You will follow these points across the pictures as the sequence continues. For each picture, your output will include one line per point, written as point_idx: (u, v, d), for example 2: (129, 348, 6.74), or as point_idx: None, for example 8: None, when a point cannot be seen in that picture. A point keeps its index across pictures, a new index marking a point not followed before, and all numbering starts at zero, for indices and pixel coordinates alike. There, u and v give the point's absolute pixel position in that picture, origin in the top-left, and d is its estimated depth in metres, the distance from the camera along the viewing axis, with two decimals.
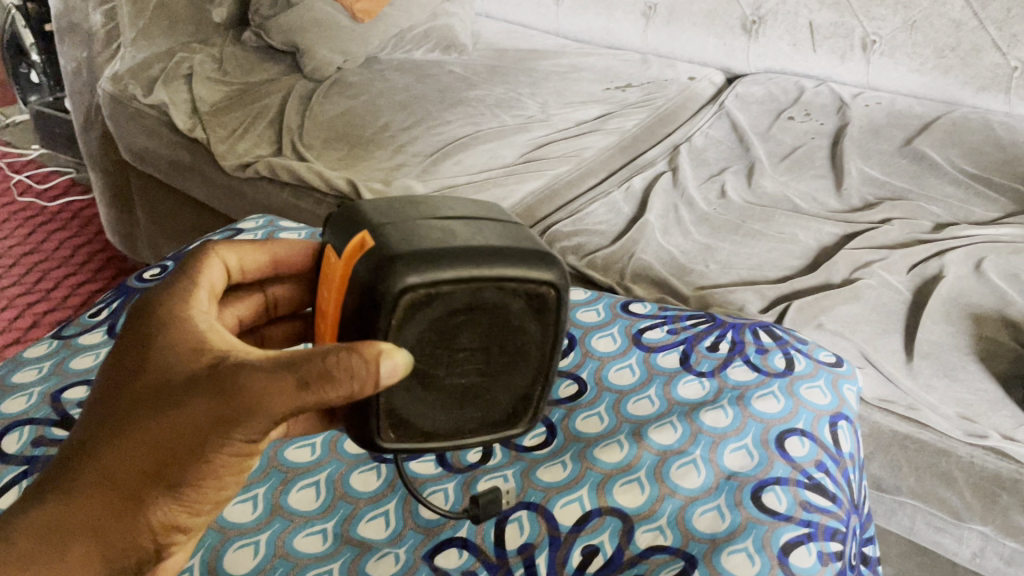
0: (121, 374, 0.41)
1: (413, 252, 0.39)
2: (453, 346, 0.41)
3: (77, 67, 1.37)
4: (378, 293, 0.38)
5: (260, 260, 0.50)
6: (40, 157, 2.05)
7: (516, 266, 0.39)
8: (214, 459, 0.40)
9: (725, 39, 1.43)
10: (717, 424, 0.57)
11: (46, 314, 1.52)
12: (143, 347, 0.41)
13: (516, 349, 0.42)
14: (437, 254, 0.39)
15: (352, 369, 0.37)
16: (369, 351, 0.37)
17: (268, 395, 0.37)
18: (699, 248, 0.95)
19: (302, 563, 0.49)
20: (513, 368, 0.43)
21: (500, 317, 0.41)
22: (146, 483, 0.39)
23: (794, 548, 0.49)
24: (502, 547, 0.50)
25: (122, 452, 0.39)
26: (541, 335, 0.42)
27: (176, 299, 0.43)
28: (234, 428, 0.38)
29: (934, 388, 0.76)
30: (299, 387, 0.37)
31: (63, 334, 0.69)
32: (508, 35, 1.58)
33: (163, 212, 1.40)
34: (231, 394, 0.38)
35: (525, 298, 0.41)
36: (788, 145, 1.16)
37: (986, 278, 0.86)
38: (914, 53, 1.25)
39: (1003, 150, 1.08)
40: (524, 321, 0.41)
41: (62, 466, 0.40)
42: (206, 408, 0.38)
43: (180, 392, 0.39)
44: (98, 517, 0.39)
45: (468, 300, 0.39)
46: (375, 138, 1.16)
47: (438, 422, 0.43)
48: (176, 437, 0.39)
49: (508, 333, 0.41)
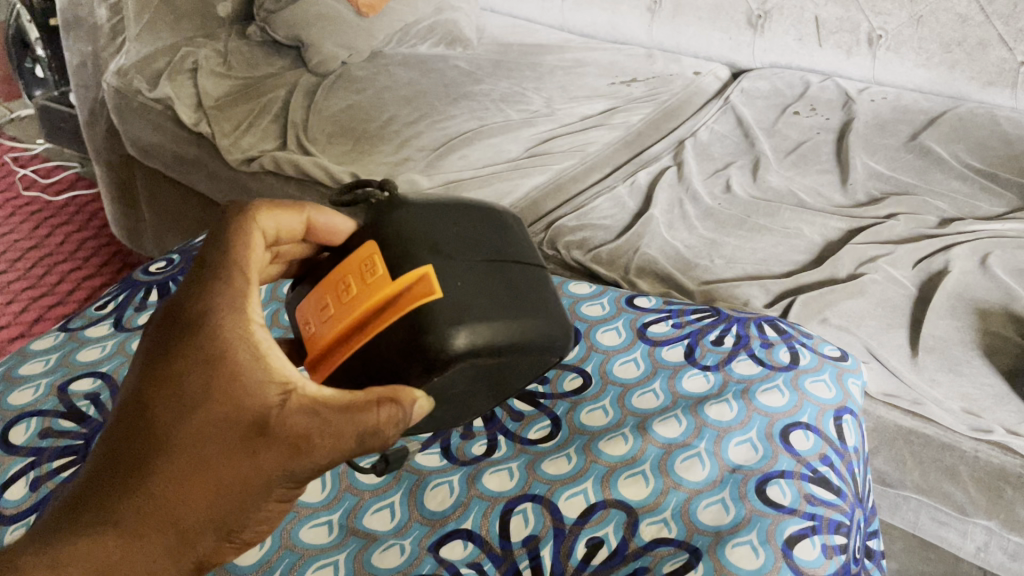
0: (175, 402, 0.41)
1: (475, 324, 0.42)
2: (458, 381, 0.45)
3: (82, 61, 1.36)
4: (433, 355, 0.42)
5: (295, 227, 0.48)
6: (45, 152, 2.05)
7: (545, 346, 0.45)
8: (265, 503, 0.41)
9: (730, 33, 1.43)
10: (722, 417, 0.57)
11: (52, 308, 1.52)
12: (198, 376, 0.41)
13: (505, 381, 0.47)
14: (493, 325, 0.43)
15: (401, 419, 0.40)
16: (408, 398, 0.40)
17: (329, 445, 0.39)
18: (704, 242, 0.95)
19: (309, 554, 0.49)
20: (491, 391, 0.48)
21: (507, 367, 0.46)
22: (200, 525, 0.40)
23: (798, 540, 0.49)
24: (507, 539, 0.50)
25: (181, 492, 0.40)
26: (528, 377, 0.48)
27: (230, 315, 0.42)
28: (293, 475, 0.40)
29: (939, 382, 0.76)
30: (360, 438, 0.39)
31: (69, 327, 0.69)
32: (513, 30, 1.58)
33: (168, 206, 1.40)
34: (293, 440, 0.39)
35: (535, 361, 0.46)
36: (794, 140, 1.16)
37: (991, 272, 0.86)
38: (920, 47, 1.24)
39: (1009, 145, 1.08)
40: (523, 369, 0.47)
41: (119, 498, 0.40)
42: (268, 455, 0.39)
43: (242, 433, 0.40)
44: (153, 556, 0.40)
45: (497, 361, 0.44)
46: (380, 132, 1.16)
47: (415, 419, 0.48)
48: (235, 480, 0.40)
49: (504, 373, 0.47)
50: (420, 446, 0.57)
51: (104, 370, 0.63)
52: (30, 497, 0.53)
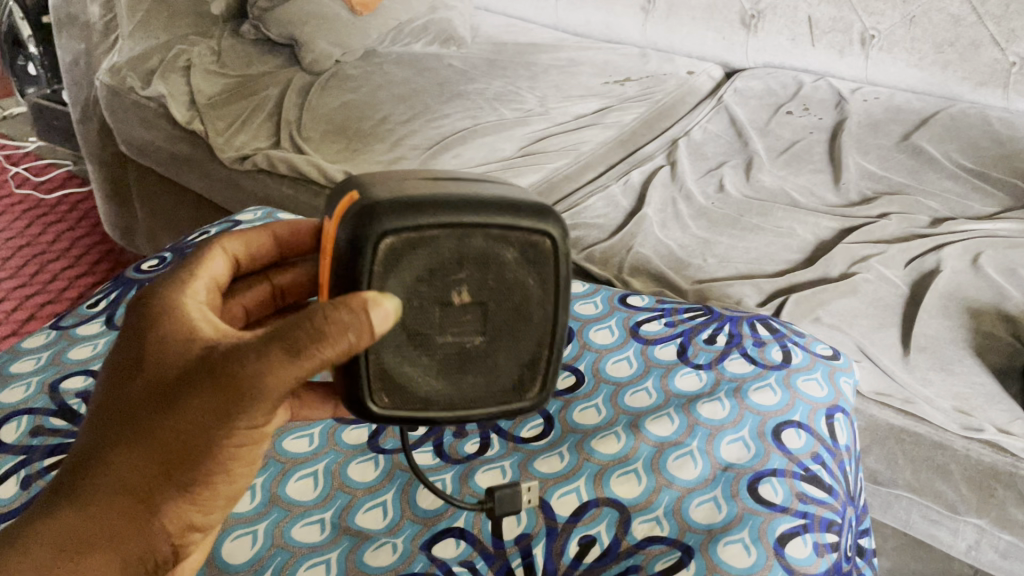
0: (121, 374, 0.41)
1: (394, 199, 0.39)
2: (444, 299, 0.40)
3: (75, 59, 1.37)
4: (355, 242, 0.38)
5: (264, 240, 0.50)
6: (38, 149, 2.05)
7: (505, 212, 0.39)
8: (217, 454, 0.39)
9: (723, 33, 1.43)
10: (714, 416, 0.57)
11: (44, 306, 1.52)
12: (137, 341, 0.41)
13: (516, 304, 0.41)
14: (419, 199, 0.39)
15: (342, 324, 0.36)
16: (356, 304, 0.36)
17: (261, 371, 0.36)
18: (697, 241, 0.95)
19: (301, 552, 0.49)
20: (515, 331, 0.42)
21: (493, 268, 0.40)
22: (156, 485, 0.40)
23: (790, 539, 0.50)
24: (499, 538, 0.50)
25: (132, 453, 0.39)
26: (540, 290, 0.42)
27: (172, 287, 0.43)
28: (235, 417, 0.38)
29: (931, 381, 0.76)
30: (288, 356, 0.36)
31: (61, 324, 0.69)
32: (507, 29, 1.58)
33: (160, 204, 1.40)
34: (226, 375, 0.37)
35: (519, 247, 0.40)
36: (787, 139, 1.16)
37: (983, 272, 0.87)
38: (913, 48, 1.25)
39: (1001, 145, 1.08)
40: (519, 273, 0.41)
41: (71, 473, 0.40)
42: (207, 400, 0.38)
43: (177, 387, 0.39)
44: (114, 523, 0.40)
45: (456, 248, 0.39)
46: (373, 131, 1.16)
47: (432, 389, 0.42)
48: (179, 435, 0.39)
49: (503, 287, 0.41)
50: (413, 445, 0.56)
51: (97, 368, 0.62)
52: (21, 495, 0.53)
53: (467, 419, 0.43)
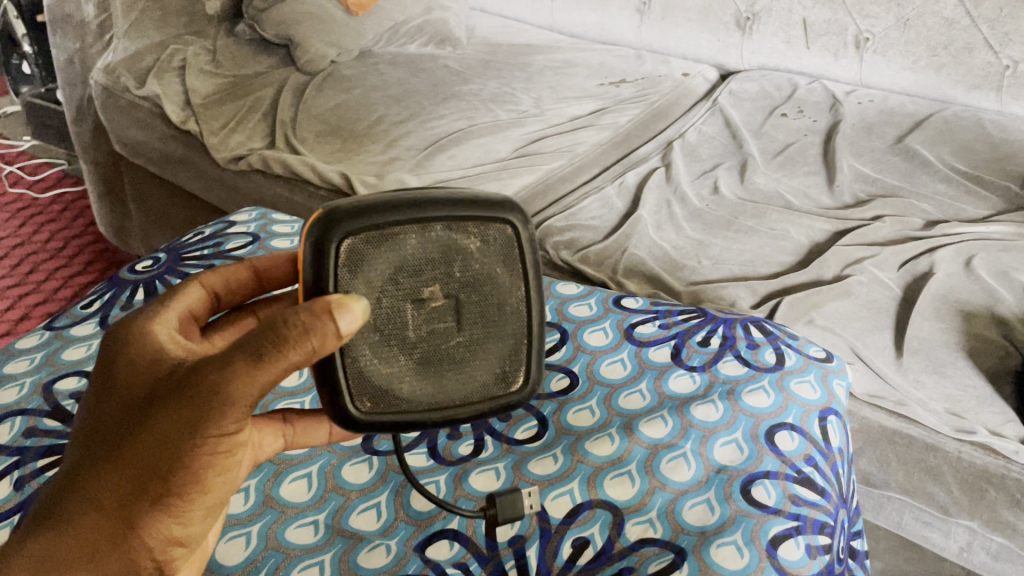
0: (99, 396, 0.41)
1: (350, 205, 0.40)
2: (414, 296, 0.40)
3: (70, 58, 1.37)
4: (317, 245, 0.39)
5: (243, 275, 0.49)
6: (32, 148, 2.04)
7: (461, 204, 0.41)
8: (190, 467, 0.39)
9: (719, 35, 1.44)
10: (707, 418, 0.57)
11: (37, 306, 1.51)
12: (110, 364, 0.41)
13: (488, 295, 0.42)
14: (375, 202, 0.40)
15: (304, 327, 0.35)
16: (320, 308, 0.36)
17: (228, 380, 0.36)
18: (691, 243, 0.95)
19: (295, 554, 0.49)
20: (490, 325, 0.42)
21: (458, 261, 0.41)
22: (134, 501, 0.40)
23: (782, 540, 0.50)
24: (493, 539, 0.50)
25: (108, 470, 0.39)
26: (510, 279, 0.42)
27: (145, 316, 0.43)
28: (204, 428, 0.38)
29: (923, 384, 0.76)
30: (252, 364, 0.36)
31: (55, 325, 0.68)
32: (503, 30, 1.58)
33: (154, 203, 1.40)
34: (195, 387, 0.37)
35: (480, 238, 0.41)
36: (781, 142, 1.16)
37: (975, 275, 0.87)
38: (907, 50, 1.25)
39: (995, 148, 1.09)
40: (486, 264, 0.41)
41: (56, 496, 0.40)
42: (176, 413, 0.38)
43: (148, 404, 0.39)
44: (94, 538, 0.40)
45: (417, 243, 0.40)
46: (368, 131, 1.16)
47: (413, 389, 0.41)
48: (151, 449, 0.39)
49: (472, 280, 0.41)
50: (407, 447, 0.56)
51: (91, 369, 0.62)
52: (14, 496, 0.53)
53: (454, 419, 0.42)
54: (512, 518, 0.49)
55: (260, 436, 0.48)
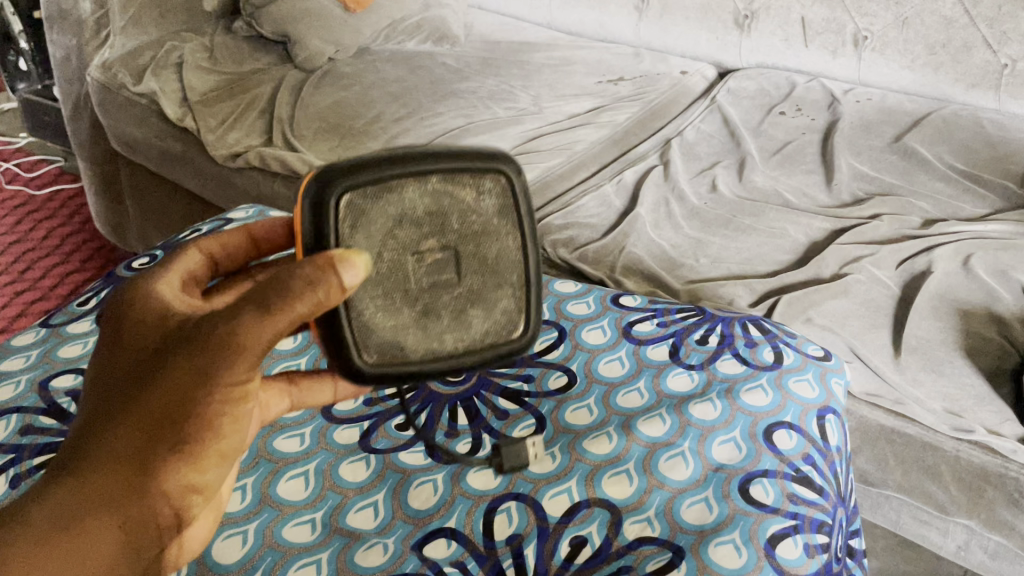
0: (110, 353, 0.41)
1: (346, 161, 0.40)
2: (414, 249, 0.40)
3: (66, 55, 1.36)
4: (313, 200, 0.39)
5: (239, 239, 0.49)
6: (28, 145, 2.04)
7: (459, 156, 0.41)
8: (205, 414, 0.39)
9: (717, 33, 1.44)
10: (705, 417, 0.57)
11: (34, 303, 1.51)
12: (118, 323, 0.41)
13: (487, 246, 0.42)
14: (370, 157, 0.40)
15: (309, 279, 0.36)
16: (325, 262, 0.36)
17: (238, 330, 0.36)
18: (690, 241, 0.95)
19: (292, 552, 0.49)
20: (489, 275, 0.42)
21: (457, 213, 0.41)
22: (149, 452, 0.39)
23: (780, 539, 0.50)
24: (491, 538, 0.50)
25: (121, 422, 0.39)
26: (506, 230, 0.43)
27: (151, 275, 0.43)
28: (217, 375, 0.38)
29: (921, 382, 0.76)
30: (262, 313, 0.36)
31: (51, 322, 0.68)
32: (501, 27, 1.57)
33: (151, 200, 1.39)
34: (205, 337, 0.37)
35: (476, 189, 0.42)
36: (779, 140, 1.16)
37: (974, 274, 0.87)
38: (905, 49, 1.25)
39: (993, 147, 1.09)
40: (483, 215, 0.42)
41: (72, 450, 0.40)
42: (188, 363, 0.38)
43: (161, 356, 0.39)
44: (111, 488, 0.39)
45: (415, 197, 0.40)
46: (366, 129, 1.15)
47: (416, 340, 0.42)
48: (163, 401, 0.38)
49: (471, 232, 0.41)
50: (406, 445, 0.56)
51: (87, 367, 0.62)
52: (9, 494, 0.53)
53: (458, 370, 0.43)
54: (517, 466, 0.54)
55: (265, 396, 0.48)
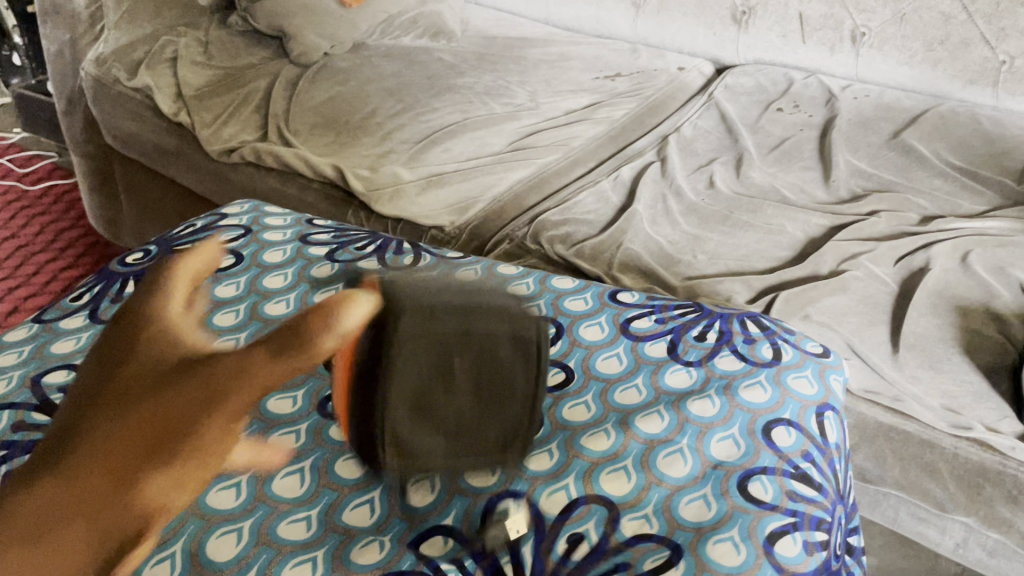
0: (108, 368, 0.42)
1: (411, 297, 0.43)
2: (447, 383, 0.43)
3: (60, 49, 1.34)
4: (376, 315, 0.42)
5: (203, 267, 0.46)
6: (22, 140, 2.03)
7: (500, 313, 0.44)
8: (199, 432, 0.40)
9: (714, 29, 1.43)
10: (703, 413, 0.57)
11: (27, 299, 1.50)
12: (123, 344, 0.43)
13: (508, 384, 0.45)
14: (430, 299, 0.43)
15: (322, 332, 0.39)
16: (335, 312, 0.39)
17: (252, 369, 0.41)
18: (687, 238, 0.95)
19: (286, 551, 0.49)
20: (508, 409, 0.45)
21: (492, 352, 0.44)
22: (139, 465, 0.39)
23: (779, 537, 0.49)
24: (487, 537, 0.49)
25: (119, 424, 0.40)
26: (528, 376, 0.45)
27: (151, 299, 0.44)
28: (222, 399, 0.40)
29: (919, 379, 0.76)
30: (274, 364, 0.40)
31: (44, 318, 0.68)
32: (497, 23, 1.56)
33: (146, 196, 1.39)
34: (212, 374, 0.41)
35: (512, 340, 0.45)
36: (777, 136, 1.16)
37: (972, 270, 0.87)
38: (903, 45, 1.25)
39: (991, 143, 1.08)
40: (512, 362, 0.45)
41: (56, 448, 0.40)
42: (199, 389, 0.40)
43: (168, 375, 0.41)
44: (95, 492, 0.39)
45: (458, 334, 0.43)
46: (362, 124, 1.15)
47: (437, 446, 0.43)
48: (163, 415, 0.40)
49: (498, 375, 0.44)
50: None
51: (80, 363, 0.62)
52: None
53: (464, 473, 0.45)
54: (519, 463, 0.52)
55: None
